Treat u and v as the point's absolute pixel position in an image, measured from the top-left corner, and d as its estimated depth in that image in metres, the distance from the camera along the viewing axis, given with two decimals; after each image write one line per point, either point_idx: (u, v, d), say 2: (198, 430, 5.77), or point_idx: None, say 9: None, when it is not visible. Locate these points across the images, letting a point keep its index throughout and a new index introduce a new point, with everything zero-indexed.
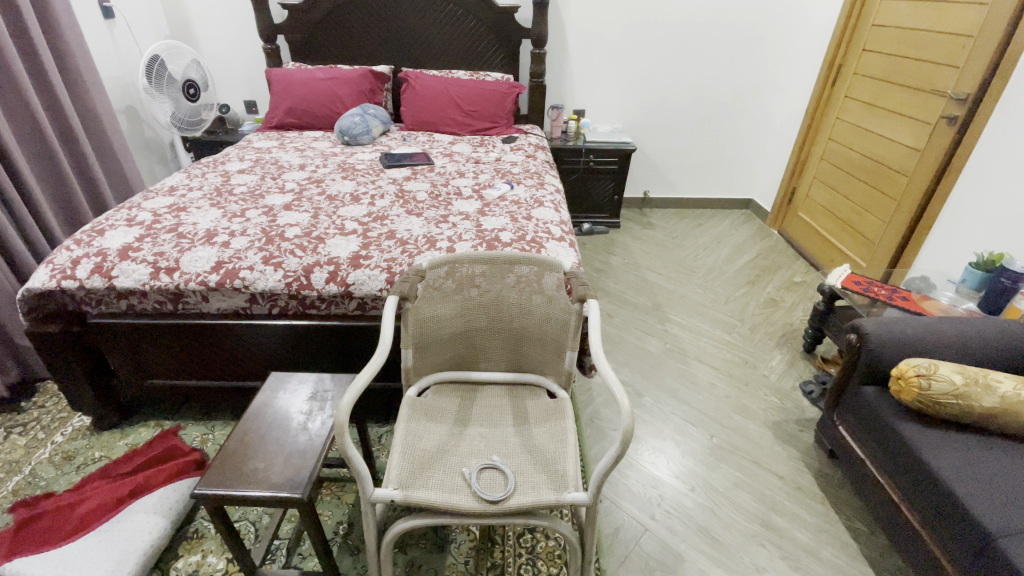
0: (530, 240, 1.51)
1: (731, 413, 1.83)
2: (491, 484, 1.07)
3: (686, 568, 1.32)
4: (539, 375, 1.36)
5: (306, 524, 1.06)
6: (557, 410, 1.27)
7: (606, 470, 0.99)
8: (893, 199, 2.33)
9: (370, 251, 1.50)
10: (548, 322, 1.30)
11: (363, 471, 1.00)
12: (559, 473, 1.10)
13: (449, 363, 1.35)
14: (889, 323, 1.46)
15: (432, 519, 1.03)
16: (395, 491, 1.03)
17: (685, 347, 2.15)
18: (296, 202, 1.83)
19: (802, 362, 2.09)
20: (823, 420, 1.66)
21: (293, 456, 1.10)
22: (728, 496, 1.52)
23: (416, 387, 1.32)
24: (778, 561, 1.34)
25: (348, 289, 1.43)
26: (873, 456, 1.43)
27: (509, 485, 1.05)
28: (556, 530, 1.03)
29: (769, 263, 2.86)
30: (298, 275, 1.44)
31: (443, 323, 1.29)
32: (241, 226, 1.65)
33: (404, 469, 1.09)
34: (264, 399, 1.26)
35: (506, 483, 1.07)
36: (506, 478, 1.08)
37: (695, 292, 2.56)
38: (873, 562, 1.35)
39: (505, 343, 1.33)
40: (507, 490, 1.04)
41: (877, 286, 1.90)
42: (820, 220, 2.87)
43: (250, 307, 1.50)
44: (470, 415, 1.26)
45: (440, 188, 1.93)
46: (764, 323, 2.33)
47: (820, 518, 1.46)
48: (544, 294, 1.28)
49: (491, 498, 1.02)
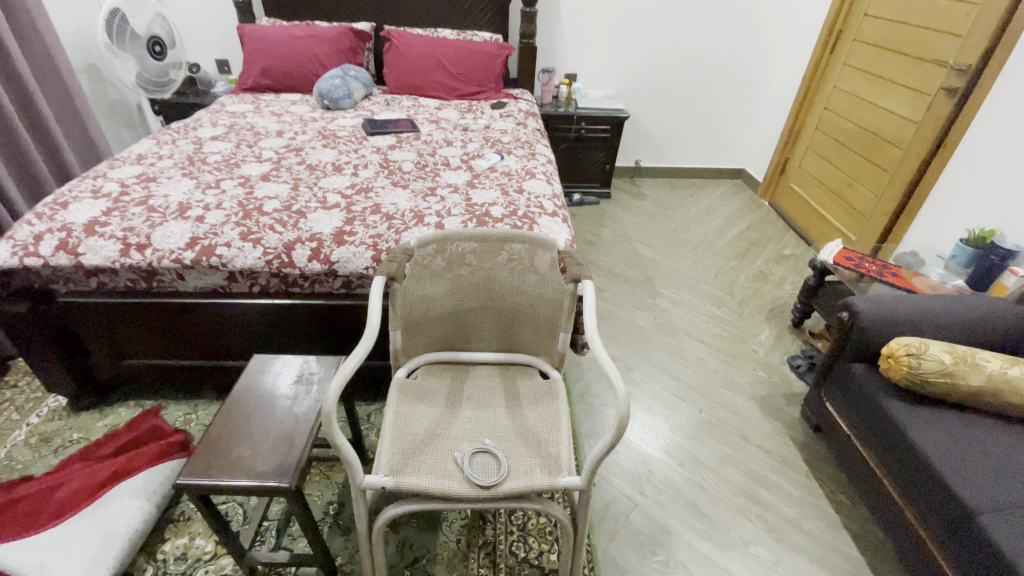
0: (522, 215, 1.45)
1: (719, 387, 1.84)
2: (484, 470, 1.05)
3: (674, 542, 1.35)
4: (531, 356, 1.33)
5: (294, 512, 1.04)
6: (550, 391, 1.25)
7: (600, 456, 0.98)
8: (887, 172, 2.31)
9: (354, 227, 1.43)
10: (541, 300, 1.26)
11: (353, 459, 0.98)
12: (551, 456, 1.08)
13: (440, 343, 1.32)
14: (881, 301, 1.46)
15: (424, 504, 1.02)
16: (387, 479, 1.01)
17: (675, 322, 2.15)
18: (274, 172, 1.74)
19: (790, 335, 2.10)
20: (811, 395, 1.67)
21: (281, 442, 1.06)
22: (716, 470, 1.54)
23: (406, 369, 1.29)
24: (763, 533, 1.37)
25: (332, 267, 1.37)
26: (859, 432, 1.45)
27: (501, 469, 1.04)
28: (549, 514, 1.03)
29: (760, 235, 2.85)
30: (279, 252, 1.37)
31: (432, 303, 1.24)
32: (216, 198, 1.57)
33: (395, 455, 1.07)
34: (248, 383, 1.21)
35: (499, 467, 1.06)
36: (500, 459, 1.07)
37: (685, 264, 2.54)
38: (854, 533, 1.39)
39: (496, 323, 1.30)
40: (499, 474, 1.04)
41: (868, 261, 1.90)
42: (811, 191, 2.84)
43: (229, 285, 1.43)
44: (461, 396, 1.24)
45: (426, 158, 1.85)
46: (753, 296, 2.33)
47: (805, 490, 1.49)
48: (536, 272, 1.24)
49: (485, 484, 1.02)
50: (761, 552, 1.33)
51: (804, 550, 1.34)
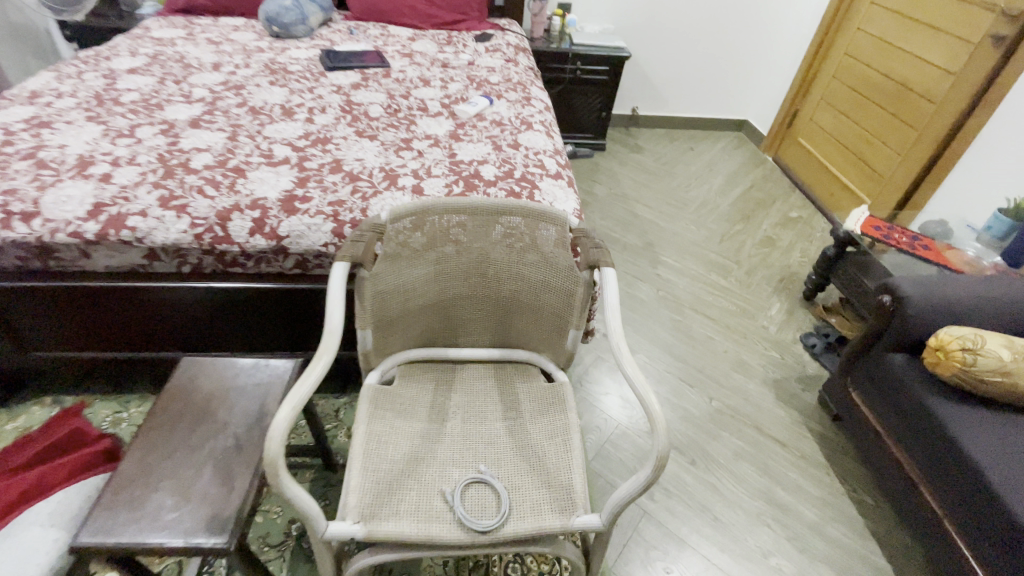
0: (519, 178, 1.18)
1: (730, 371, 1.67)
2: (481, 508, 0.85)
3: (688, 555, 1.20)
4: (531, 352, 1.11)
5: (235, 567, 0.81)
6: (555, 399, 1.03)
7: (628, 498, 0.78)
8: (913, 129, 2.09)
9: (308, 190, 1.13)
10: (546, 289, 1.02)
11: (313, 509, 0.74)
12: (562, 487, 0.88)
13: (420, 338, 1.08)
14: (928, 283, 1.27)
15: (406, 552, 0.82)
16: (358, 527, 0.79)
17: (679, 295, 1.94)
18: (207, 117, 1.40)
19: (802, 310, 1.93)
20: (832, 382, 1.52)
21: (216, 480, 0.81)
22: (730, 468, 1.38)
23: (379, 372, 1.04)
24: (784, 542, 1.24)
25: (280, 243, 1.08)
26: (891, 429, 1.30)
27: (503, 507, 0.84)
28: (561, 556, 0.85)
29: (764, 195, 2.63)
30: (210, 224, 1.08)
31: (411, 292, 0.99)
32: (129, 151, 1.24)
33: (367, 491, 0.84)
34: (173, 391, 0.94)
35: (500, 504, 0.85)
36: (500, 492, 0.87)
37: (687, 228, 2.31)
38: (880, 538, 1.27)
39: (490, 315, 1.06)
40: (500, 515, 0.83)
41: (898, 231, 1.70)
42: (822, 147, 2.62)
43: (151, 265, 1.14)
44: (448, 405, 1.02)
45: (398, 102, 1.52)
46: (761, 265, 2.14)
47: (826, 490, 1.36)
48: (539, 253, 1.00)
49: (483, 529, 0.81)
50: (783, 564, 1.20)
51: (828, 559, 1.21)
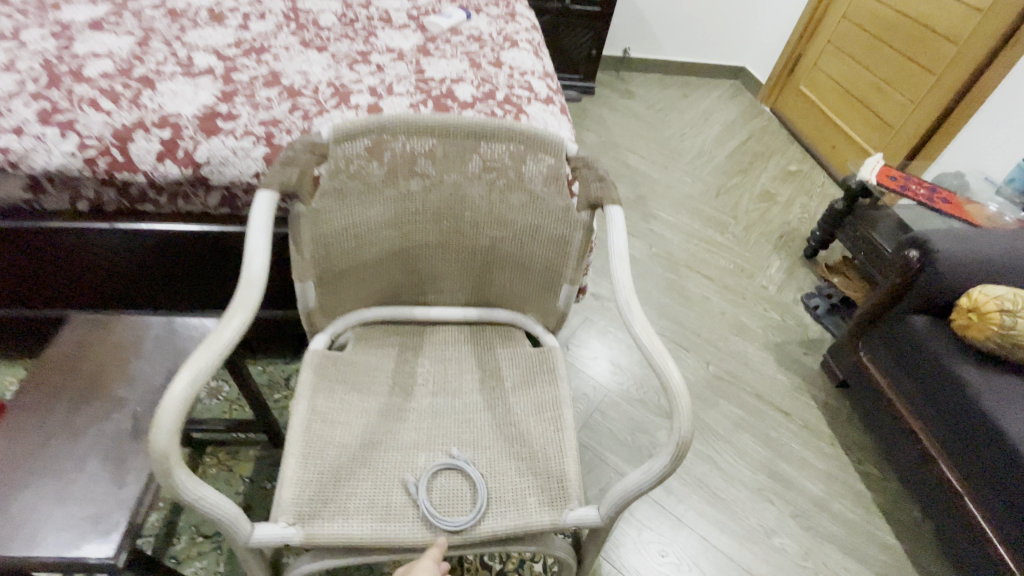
0: (501, 100, 0.97)
1: (728, 333, 1.53)
2: (452, 502, 0.68)
3: (685, 536, 1.08)
4: (515, 313, 0.93)
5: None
6: (542, 367, 0.86)
7: (636, 492, 0.62)
8: (930, 74, 1.94)
9: (234, 106, 0.90)
10: (534, 235, 0.83)
11: (233, 513, 0.56)
12: (551, 474, 0.72)
13: (380, 296, 0.88)
14: (960, 237, 1.13)
15: (357, 557, 0.66)
16: (293, 531, 0.62)
17: (673, 252, 1.78)
18: (112, 20, 1.12)
19: (803, 269, 1.80)
20: (839, 346, 1.39)
21: (104, 474, 0.62)
22: (730, 440, 1.26)
23: (327, 335, 0.85)
24: (788, 520, 1.13)
25: (198, 172, 0.85)
26: (906, 398, 1.18)
27: (479, 501, 0.67)
28: (549, 556, 0.70)
29: (763, 147, 2.45)
30: (105, 145, 0.85)
31: (365, 237, 0.79)
32: (6, 55, 0.97)
33: (308, 483, 0.67)
34: (52, 362, 0.73)
35: (475, 497, 0.69)
36: (479, 478, 0.70)
37: (682, 181, 2.13)
38: (887, 513, 1.18)
39: (466, 267, 0.87)
40: (475, 510, 0.67)
41: (914, 183, 1.56)
42: (824, 96, 2.44)
43: (36, 200, 0.89)
44: (415, 374, 0.84)
45: (355, 11, 1.26)
46: (760, 221, 1.99)
47: (831, 462, 1.25)
48: (526, 189, 0.80)
49: (452, 527, 0.65)
50: (787, 544, 1.09)
51: (834, 538, 1.11)
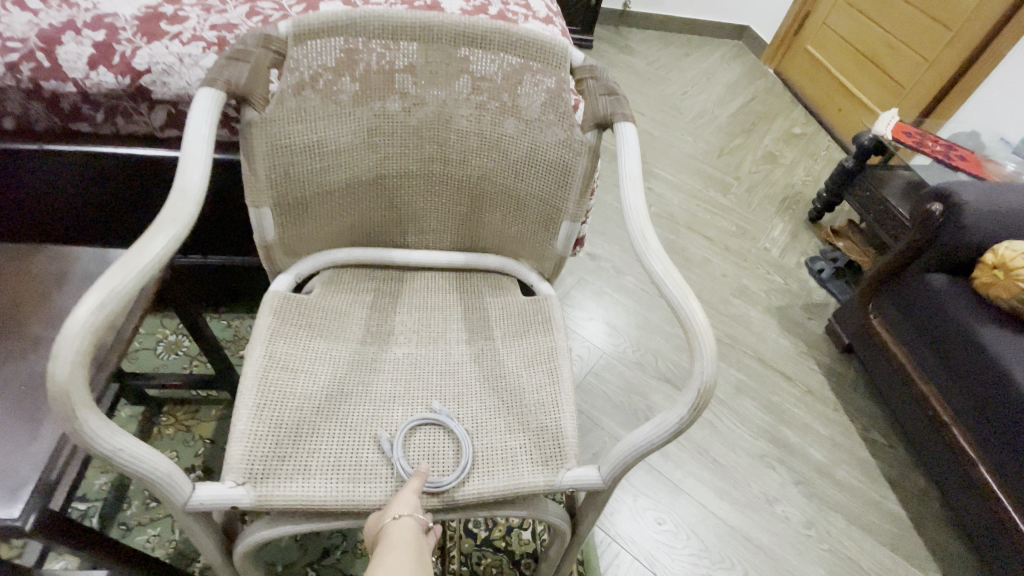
0: (494, 14, 0.85)
1: (729, 297, 1.45)
2: (434, 459, 0.60)
3: (683, 503, 1.02)
4: (506, 259, 0.82)
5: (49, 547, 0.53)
6: (536, 316, 0.76)
7: (646, 449, 0.53)
8: (948, 28, 1.83)
9: (181, 8, 0.77)
10: (530, 164, 0.72)
11: (164, 469, 0.47)
12: (546, 432, 0.63)
13: (351, 234, 0.77)
14: (987, 189, 1.05)
15: (322, 524, 0.57)
16: (242, 492, 0.53)
17: (673, 212, 1.69)
18: None
19: (807, 233, 1.72)
20: (847, 309, 1.32)
21: (13, 425, 0.52)
22: (731, 405, 1.19)
23: (291, 276, 0.74)
24: (791, 487, 1.07)
25: (139, 83, 0.73)
26: (919, 361, 1.12)
27: (465, 458, 0.59)
28: (541, 521, 0.62)
29: (767, 109, 2.34)
30: (29, 48, 0.72)
31: (332, 160, 0.68)
32: None
33: (263, 438, 0.57)
34: None
35: (459, 454, 0.60)
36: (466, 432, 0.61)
37: (683, 140, 2.02)
38: (892, 481, 1.12)
39: (451, 202, 0.76)
40: (458, 467, 0.58)
41: (930, 139, 1.47)
42: (831, 55, 2.32)
43: None
44: (392, 322, 0.74)
45: None
46: (763, 183, 1.90)
47: (835, 428, 1.19)
48: (521, 109, 0.69)
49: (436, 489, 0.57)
50: (790, 512, 1.04)
51: (838, 506, 1.06)
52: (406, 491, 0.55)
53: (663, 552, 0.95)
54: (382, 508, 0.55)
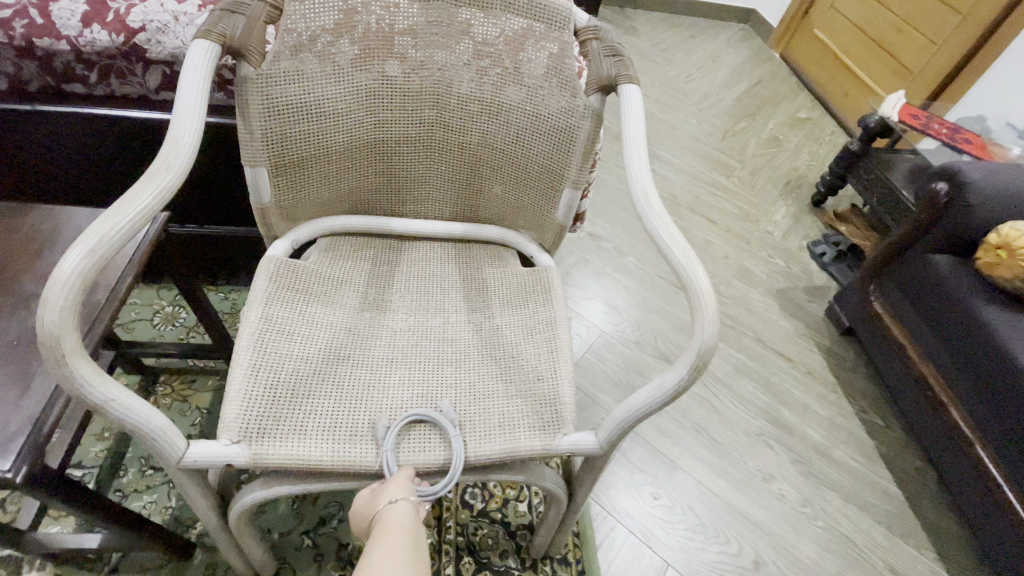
0: None
1: (730, 278, 1.44)
2: (423, 457, 0.57)
3: (680, 480, 1.02)
4: (505, 230, 0.82)
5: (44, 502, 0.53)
6: (535, 287, 0.75)
7: (645, 413, 0.53)
8: (957, 10, 1.80)
9: None
10: (532, 131, 0.71)
11: (160, 424, 0.47)
12: (545, 399, 0.63)
13: (349, 201, 0.76)
14: (994, 169, 1.04)
15: (319, 484, 0.57)
16: (237, 450, 0.52)
17: (676, 194, 1.67)
18: None
19: (809, 217, 1.70)
20: (848, 291, 1.31)
21: (6, 377, 0.51)
22: (730, 385, 1.19)
23: (289, 242, 0.73)
24: (788, 466, 1.07)
25: (133, 41, 0.71)
26: (919, 342, 1.11)
27: (452, 471, 0.55)
28: (537, 486, 0.62)
29: (772, 93, 2.31)
30: (22, 5, 0.70)
31: (331, 122, 0.67)
32: None
33: (259, 400, 0.57)
34: None
35: (448, 443, 0.58)
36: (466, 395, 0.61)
37: (686, 122, 2.00)
38: (889, 462, 1.12)
39: (451, 168, 0.75)
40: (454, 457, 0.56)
41: (937, 122, 1.46)
42: (838, 38, 2.29)
43: None
44: (390, 290, 0.73)
45: None
46: (766, 167, 1.88)
47: (833, 409, 1.19)
48: (525, 72, 0.67)
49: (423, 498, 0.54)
50: (786, 490, 1.04)
51: (834, 484, 1.06)
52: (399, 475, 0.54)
53: (658, 526, 0.95)
54: (374, 491, 0.54)
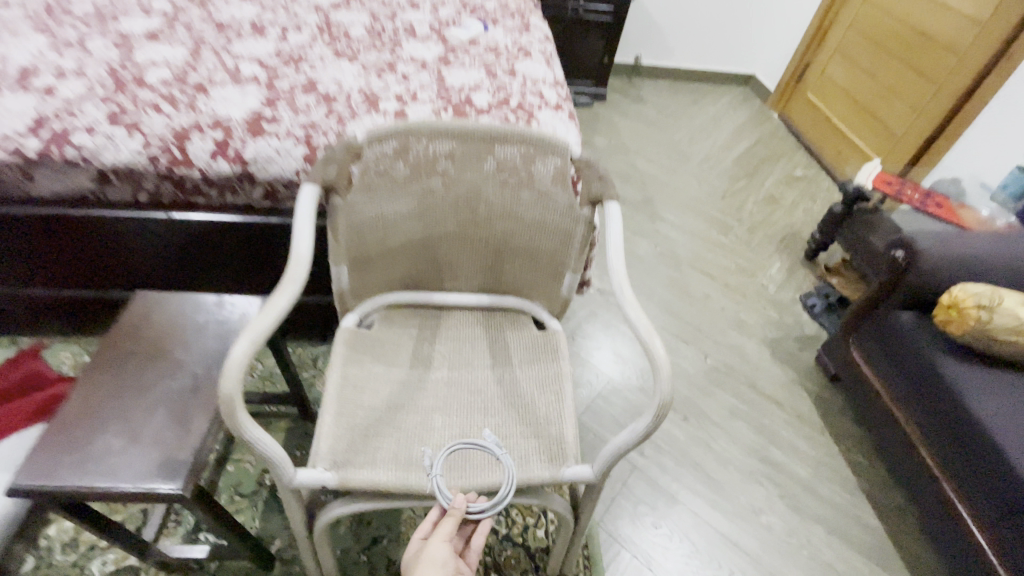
0: (515, 106, 1.07)
1: (727, 329, 1.61)
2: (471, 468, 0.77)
3: (678, 512, 1.17)
4: (523, 300, 1.02)
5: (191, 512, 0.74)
6: (547, 348, 0.95)
7: (624, 449, 0.71)
8: (932, 83, 2.00)
9: (277, 110, 1.02)
10: (542, 228, 0.92)
11: (280, 455, 0.67)
12: (554, 439, 0.82)
13: (403, 281, 0.99)
14: (945, 238, 1.20)
15: (382, 502, 0.76)
16: (329, 475, 0.72)
17: (678, 252, 1.86)
18: (166, 31, 1.25)
19: (803, 270, 1.86)
20: (833, 341, 1.46)
21: (171, 422, 0.74)
22: (724, 427, 1.34)
23: (357, 315, 0.96)
24: (777, 500, 1.21)
25: (245, 169, 0.97)
26: (892, 389, 1.25)
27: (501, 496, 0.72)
28: (549, 509, 0.79)
29: (770, 152, 2.52)
30: (166, 144, 0.96)
31: (392, 227, 0.89)
32: (81, 64, 1.10)
33: (341, 438, 0.77)
34: (122, 332, 0.85)
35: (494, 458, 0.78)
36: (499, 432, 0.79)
37: (689, 184, 2.21)
38: (872, 499, 1.24)
39: (480, 256, 0.97)
40: (497, 499, 0.73)
41: (910, 188, 1.63)
42: (830, 103, 2.50)
43: (103, 191, 1.02)
44: (432, 352, 0.94)
45: (383, 23, 1.36)
46: (763, 223, 2.06)
47: (820, 450, 1.32)
48: (536, 188, 0.89)
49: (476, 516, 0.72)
50: (774, 521, 1.17)
51: (819, 518, 1.19)
52: (435, 542, 0.68)
53: (658, 552, 1.10)
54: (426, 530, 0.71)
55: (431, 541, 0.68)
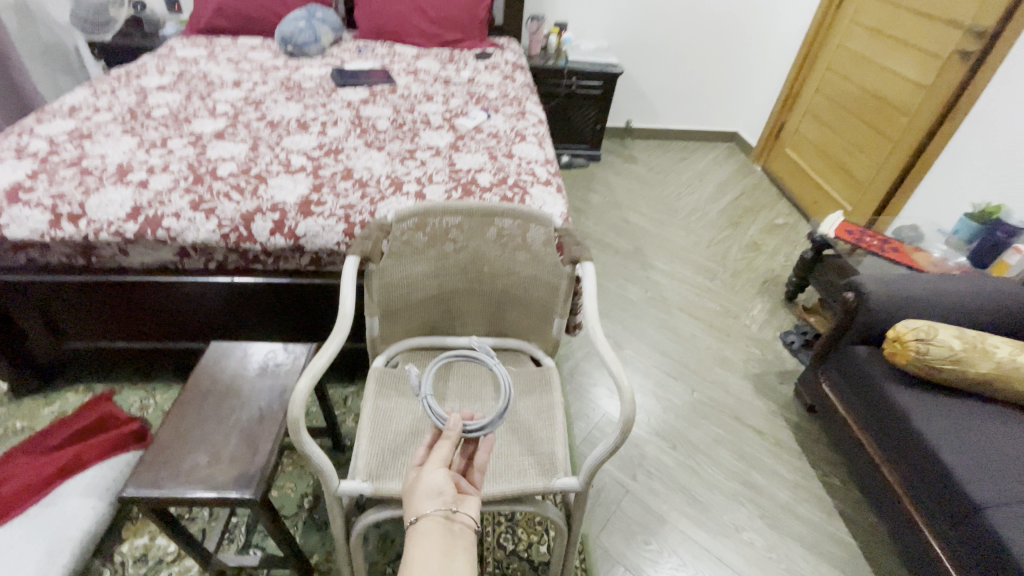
0: (512, 184, 1.31)
1: (712, 365, 1.78)
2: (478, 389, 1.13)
3: (668, 530, 1.30)
4: (522, 342, 1.22)
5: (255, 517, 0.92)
6: (542, 381, 1.14)
7: (601, 459, 0.89)
8: (889, 140, 2.23)
9: (322, 195, 1.27)
10: (535, 283, 1.13)
11: (327, 466, 0.86)
12: (547, 455, 0.99)
13: (421, 328, 1.20)
14: (890, 281, 1.38)
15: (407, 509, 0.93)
16: (366, 485, 0.91)
17: (667, 296, 2.06)
18: (230, 129, 1.55)
19: (783, 310, 2.04)
20: (807, 374, 1.62)
21: (242, 445, 0.94)
22: (709, 453, 1.49)
23: (384, 357, 1.16)
24: (757, 519, 1.34)
25: (297, 241, 1.21)
26: (856, 415, 1.40)
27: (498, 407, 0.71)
28: (544, 516, 0.95)
29: (753, 203, 2.75)
30: (235, 225, 1.21)
31: (413, 285, 1.11)
32: (166, 160, 1.38)
33: (374, 456, 0.96)
34: (201, 376, 1.07)
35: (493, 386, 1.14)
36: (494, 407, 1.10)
37: (677, 234, 2.43)
38: (846, 518, 1.37)
39: (485, 306, 1.18)
40: (491, 417, 0.69)
41: (869, 235, 1.83)
42: (806, 157, 2.74)
43: (181, 262, 1.27)
44: (446, 387, 1.13)
45: (403, 116, 1.65)
46: (746, 269, 2.26)
47: (798, 473, 1.46)
48: (529, 251, 1.11)
49: (476, 432, 0.69)
50: (755, 538, 1.30)
51: (797, 535, 1.31)
52: (430, 470, 0.62)
53: (649, 566, 1.23)
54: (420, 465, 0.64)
55: (425, 469, 0.63)
